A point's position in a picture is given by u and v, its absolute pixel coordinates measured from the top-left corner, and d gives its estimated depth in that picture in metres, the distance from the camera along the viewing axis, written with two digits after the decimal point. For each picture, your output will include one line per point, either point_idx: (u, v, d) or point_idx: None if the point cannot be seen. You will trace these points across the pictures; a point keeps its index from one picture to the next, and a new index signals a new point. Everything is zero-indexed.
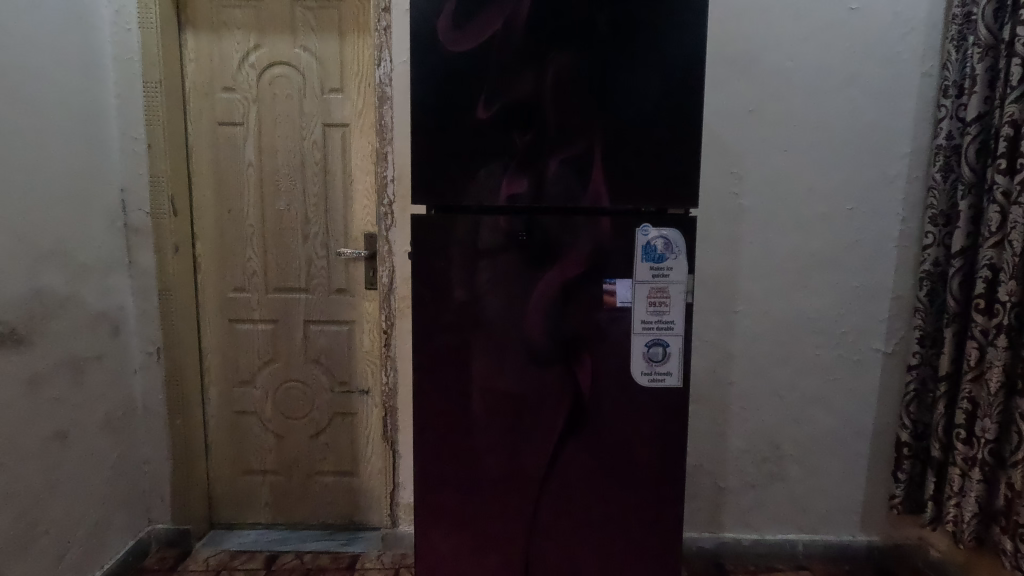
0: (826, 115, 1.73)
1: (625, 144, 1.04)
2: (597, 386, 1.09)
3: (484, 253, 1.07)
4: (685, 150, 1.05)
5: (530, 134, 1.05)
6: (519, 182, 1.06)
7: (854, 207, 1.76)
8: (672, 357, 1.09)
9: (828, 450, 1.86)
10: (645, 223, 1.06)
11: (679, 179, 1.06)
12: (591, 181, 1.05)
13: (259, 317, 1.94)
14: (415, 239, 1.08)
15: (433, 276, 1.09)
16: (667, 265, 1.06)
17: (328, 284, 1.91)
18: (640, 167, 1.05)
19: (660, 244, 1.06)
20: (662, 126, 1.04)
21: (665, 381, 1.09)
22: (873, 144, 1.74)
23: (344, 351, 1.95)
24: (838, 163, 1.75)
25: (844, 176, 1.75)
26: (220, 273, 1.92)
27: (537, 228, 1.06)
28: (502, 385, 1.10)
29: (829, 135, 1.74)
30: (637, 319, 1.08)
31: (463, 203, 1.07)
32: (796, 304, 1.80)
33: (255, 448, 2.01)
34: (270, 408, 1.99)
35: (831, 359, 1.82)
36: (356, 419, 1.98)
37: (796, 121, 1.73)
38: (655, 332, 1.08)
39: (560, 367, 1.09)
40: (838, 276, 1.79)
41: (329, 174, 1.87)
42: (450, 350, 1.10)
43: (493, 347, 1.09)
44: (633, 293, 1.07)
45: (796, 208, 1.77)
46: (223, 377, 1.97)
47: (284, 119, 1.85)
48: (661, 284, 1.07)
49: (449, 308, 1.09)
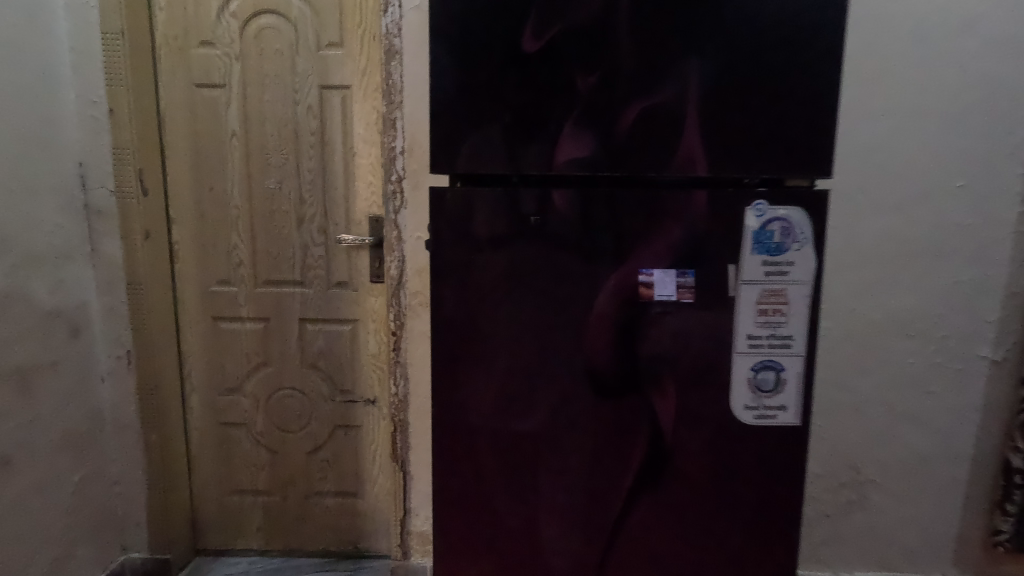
0: (933, 71, 1.40)
1: (731, 88, 0.74)
2: (684, 426, 0.80)
3: (529, 243, 0.77)
4: (818, 94, 0.74)
5: (598, 74, 0.74)
6: (580, 142, 0.75)
7: (964, 183, 1.44)
8: (787, 385, 0.79)
9: (918, 472, 1.55)
10: (759, 200, 0.75)
11: (806, 137, 0.75)
12: (682, 140, 0.75)
13: (247, 315, 1.66)
14: (434, 223, 0.79)
15: (458, 274, 0.79)
16: (786, 259, 0.76)
17: (327, 277, 1.63)
18: (752, 120, 0.75)
19: (778, 230, 0.75)
20: (785, 61, 0.74)
21: (776, 418, 0.80)
22: (991, 107, 1.41)
23: (345, 356, 1.67)
24: (946, 130, 1.42)
25: (951, 146, 1.43)
26: (201, 262, 1.64)
27: (605, 209, 0.76)
28: (553, 425, 0.81)
29: (935, 97, 1.41)
30: (741, 334, 0.78)
31: (502, 171, 0.77)
32: (887, 303, 1.49)
33: (244, 465, 1.74)
34: (261, 420, 1.71)
35: (927, 368, 1.51)
36: (361, 433, 1.71)
37: (897, 80, 1.41)
38: (766, 351, 0.78)
39: (633, 399, 0.80)
40: (939, 266, 1.47)
41: (327, 147, 1.57)
42: (481, 374, 0.81)
43: (540, 372, 0.80)
44: (737, 298, 0.77)
45: (892, 184, 1.45)
46: (206, 384, 1.70)
47: (273, 80, 1.55)
48: (777, 285, 0.76)
49: (480, 317, 0.80)
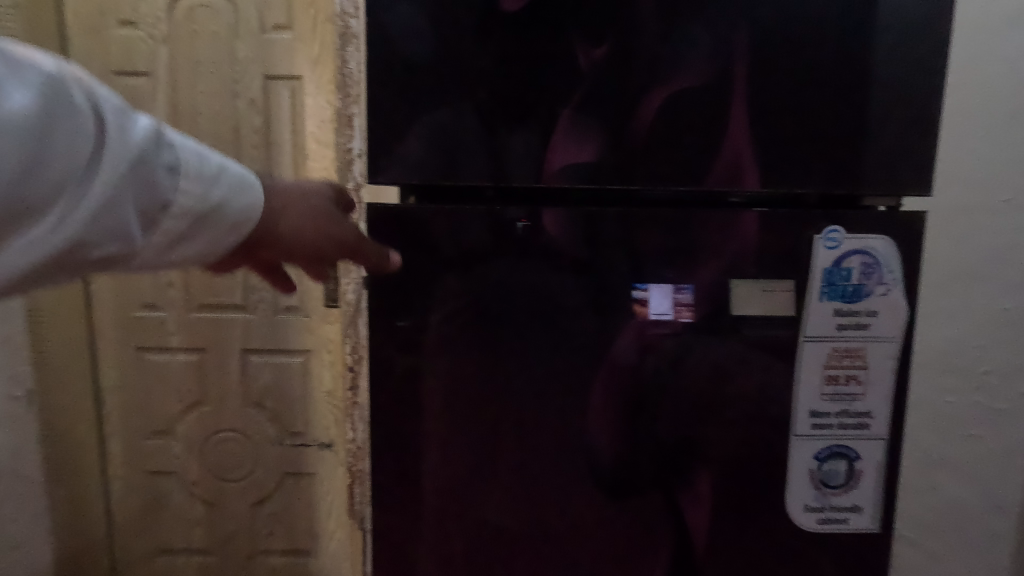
0: None
1: (793, 68, 0.53)
2: (723, 536, 0.58)
3: (510, 286, 0.55)
4: (912, 80, 0.53)
5: (609, 45, 0.52)
6: (582, 143, 0.53)
7: (1012, 199, 1.04)
8: (863, 479, 0.58)
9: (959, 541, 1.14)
10: (832, 226, 0.54)
11: (896, 140, 0.54)
12: (725, 142, 0.53)
13: (179, 345, 1.41)
14: (372, 256, 0.55)
15: (407, 330, 0.56)
16: (866, 308, 0.55)
17: (274, 300, 1.38)
18: (823, 115, 0.53)
19: (855, 269, 0.54)
20: (870, 33, 0.53)
21: (846, 523, 0.58)
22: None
23: (295, 392, 1.42)
24: (992, 129, 1.03)
25: (996, 151, 1.03)
26: (122, 283, 1.39)
27: (617, 238, 0.54)
28: (542, 537, 0.58)
29: (990, 81, 1.02)
30: (802, 410, 0.57)
31: (470, 181, 0.54)
32: (980, 342, 1.08)
33: (175, 519, 1.48)
34: (196, 467, 1.46)
35: None
36: (314, 481, 1.46)
37: (992, 39, 1.01)
38: (835, 434, 0.57)
39: (653, 502, 0.57)
40: (987, 293, 1.06)
41: (273, 148, 1.33)
42: (440, 469, 0.58)
43: (524, 464, 0.57)
44: (798, 360, 0.56)
45: (987, 185, 1.04)
46: (131, 424, 1.45)
47: (207, 68, 1.31)
48: (852, 344, 0.56)
49: (439, 388, 0.56)
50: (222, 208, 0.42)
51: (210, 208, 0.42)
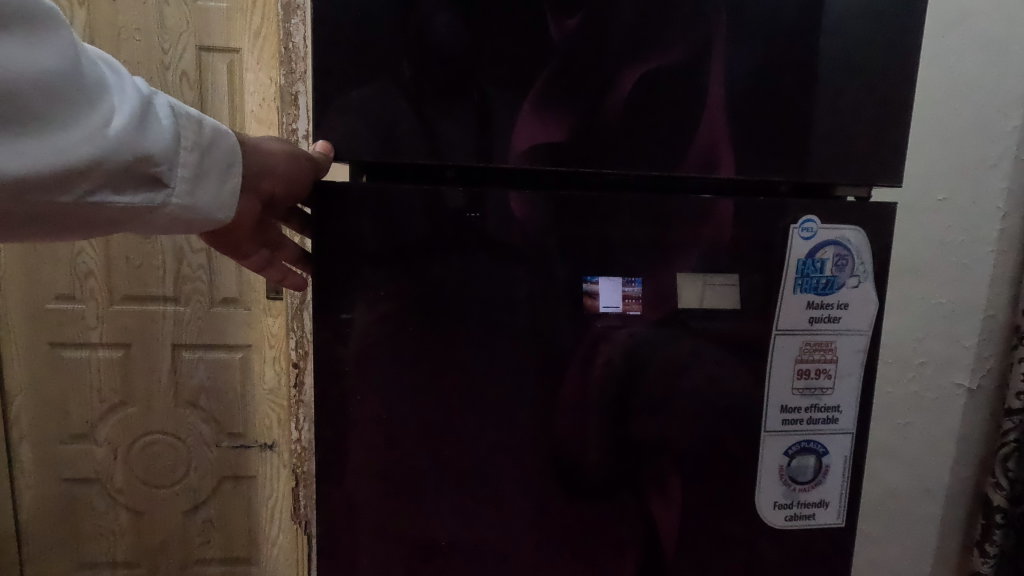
0: (990, 31, 1.04)
1: (768, 51, 0.50)
2: (693, 539, 0.56)
3: (473, 276, 0.50)
4: (885, 71, 0.52)
5: (582, 15, 0.48)
6: (554, 122, 0.49)
7: (946, 198, 1.08)
8: (831, 473, 0.58)
9: (896, 519, 1.18)
10: (809, 216, 0.53)
11: (867, 127, 0.53)
12: (702, 126, 0.51)
13: (100, 340, 1.28)
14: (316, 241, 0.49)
15: (358, 325, 0.50)
16: (838, 300, 0.55)
17: (209, 292, 1.28)
18: (799, 99, 0.51)
19: (829, 260, 0.54)
20: (845, 15, 0.51)
21: (814, 517, 0.58)
22: (978, 109, 1.06)
23: (234, 390, 1.32)
24: (931, 132, 1.06)
25: (933, 153, 1.07)
26: (33, 271, 1.25)
27: (590, 225, 0.50)
28: (505, 547, 0.54)
29: (942, 81, 1.05)
30: (773, 405, 0.56)
31: (434, 160, 0.49)
32: (921, 335, 1.12)
33: (98, 531, 1.35)
34: (121, 473, 1.34)
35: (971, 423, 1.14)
36: (255, 485, 1.36)
37: (942, 39, 1.04)
38: (805, 428, 0.57)
39: (621, 505, 0.55)
40: (921, 287, 1.10)
41: None
42: (394, 479, 0.52)
43: (489, 471, 0.53)
44: (772, 354, 0.55)
45: (933, 182, 1.08)
46: (43, 428, 1.31)
47: (132, 35, 1.18)
48: (823, 336, 0.55)
49: (392, 389, 0.51)
50: (220, 139, 0.43)
51: (211, 138, 0.42)
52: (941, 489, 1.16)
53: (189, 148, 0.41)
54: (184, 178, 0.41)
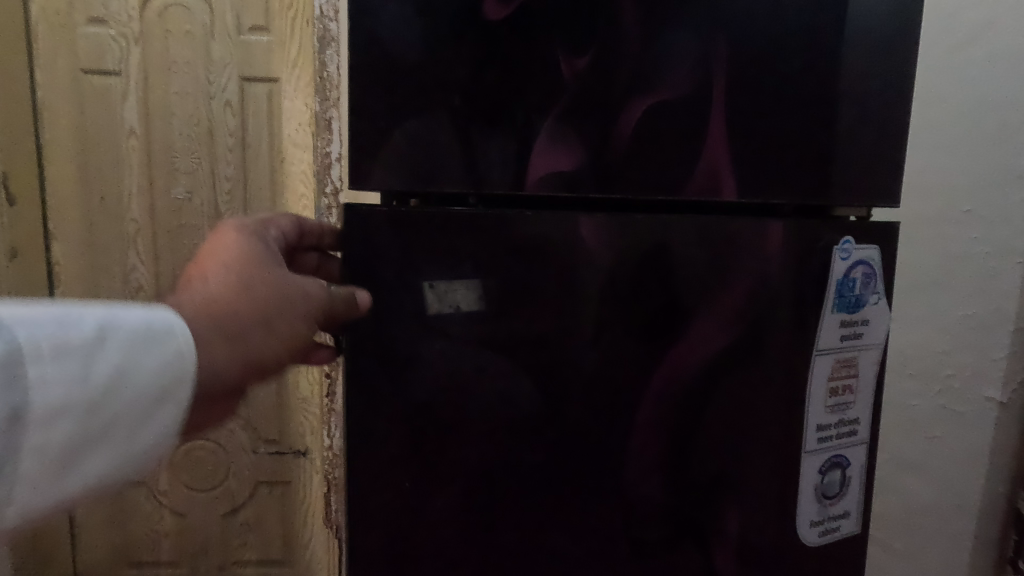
0: (1009, 46, 1.04)
1: (765, 81, 0.54)
2: (724, 542, 0.59)
3: (542, 297, 0.54)
4: (879, 98, 0.56)
5: (590, 56, 0.52)
6: (566, 152, 0.53)
7: (971, 210, 1.08)
8: (852, 485, 0.62)
9: (927, 536, 1.16)
10: (847, 237, 0.57)
11: (864, 150, 0.56)
12: (704, 154, 0.54)
13: None
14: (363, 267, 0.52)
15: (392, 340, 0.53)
16: (863, 317, 0.59)
17: None
18: (799, 125, 0.55)
19: (860, 279, 0.58)
20: (841, 48, 0.54)
21: (838, 528, 0.62)
22: (1000, 120, 1.06)
23: (269, 398, 1.40)
24: (951, 148, 1.07)
25: (955, 164, 1.07)
26: (89, 286, 1.35)
27: (650, 242, 0.55)
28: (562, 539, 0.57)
29: (961, 98, 1.06)
30: (814, 418, 0.59)
31: (486, 187, 0.53)
32: (962, 351, 1.11)
33: (144, 531, 1.43)
34: (166, 477, 1.42)
35: (1002, 439, 1.12)
36: (289, 489, 1.43)
37: (962, 55, 1.05)
38: (834, 445, 0.60)
39: (666, 503, 0.58)
40: (946, 300, 1.11)
41: (249, 150, 1.30)
42: (417, 489, 0.55)
43: (513, 481, 0.56)
44: (810, 373, 0.59)
45: (954, 197, 1.08)
46: None
47: (181, 68, 1.28)
48: (850, 353, 0.60)
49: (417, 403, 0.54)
50: (128, 378, 0.42)
51: (116, 388, 0.41)
52: (974, 507, 1.14)
53: (97, 417, 0.41)
54: (108, 439, 0.41)
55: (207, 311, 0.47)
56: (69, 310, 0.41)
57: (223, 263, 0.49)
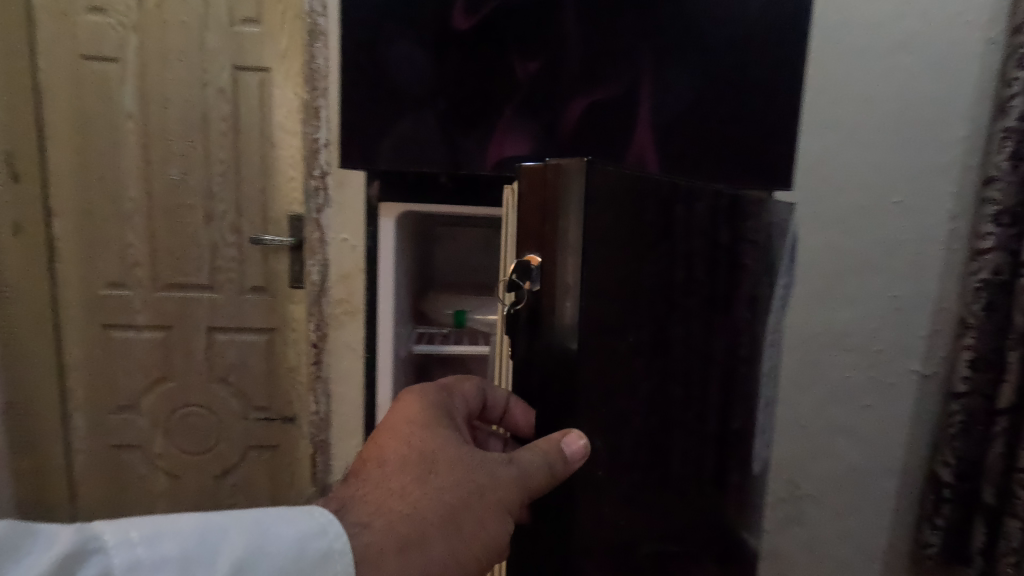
0: (923, 56, 1.18)
1: (682, 85, 0.66)
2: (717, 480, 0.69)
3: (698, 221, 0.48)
4: (778, 100, 0.68)
5: (540, 60, 0.64)
6: (520, 138, 0.65)
7: (901, 200, 1.22)
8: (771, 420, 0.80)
9: (857, 492, 1.31)
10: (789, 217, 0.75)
11: (768, 143, 0.68)
12: (631, 144, 0.66)
13: (144, 322, 1.46)
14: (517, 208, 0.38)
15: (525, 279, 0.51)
16: (787, 284, 0.77)
17: (240, 280, 1.45)
18: (716, 121, 0.67)
19: (789, 251, 0.75)
20: (748, 57, 0.66)
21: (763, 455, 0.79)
22: (918, 122, 1.20)
23: (259, 368, 1.49)
24: (877, 144, 1.21)
25: (888, 158, 1.21)
26: (87, 262, 1.43)
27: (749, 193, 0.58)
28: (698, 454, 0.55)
29: (882, 101, 1.20)
30: (763, 366, 0.73)
31: (456, 169, 0.65)
32: (889, 327, 1.26)
33: (139, 493, 1.53)
34: (161, 441, 1.51)
35: (919, 407, 1.27)
36: (277, 454, 1.53)
37: (885, 63, 1.18)
38: (768, 387, 0.77)
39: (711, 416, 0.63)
40: (876, 281, 1.25)
41: (242, 135, 1.39)
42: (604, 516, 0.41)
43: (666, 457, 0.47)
44: (767, 329, 0.73)
45: (878, 188, 1.22)
46: (94, 401, 1.49)
47: (177, 56, 1.36)
48: (780, 313, 0.76)
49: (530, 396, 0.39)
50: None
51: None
52: (896, 466, 1.29)
53: None
54: None
55: (378, 505, 0.40)
56: (215, 528, 0.32)
57: (404, 445, 0.44)
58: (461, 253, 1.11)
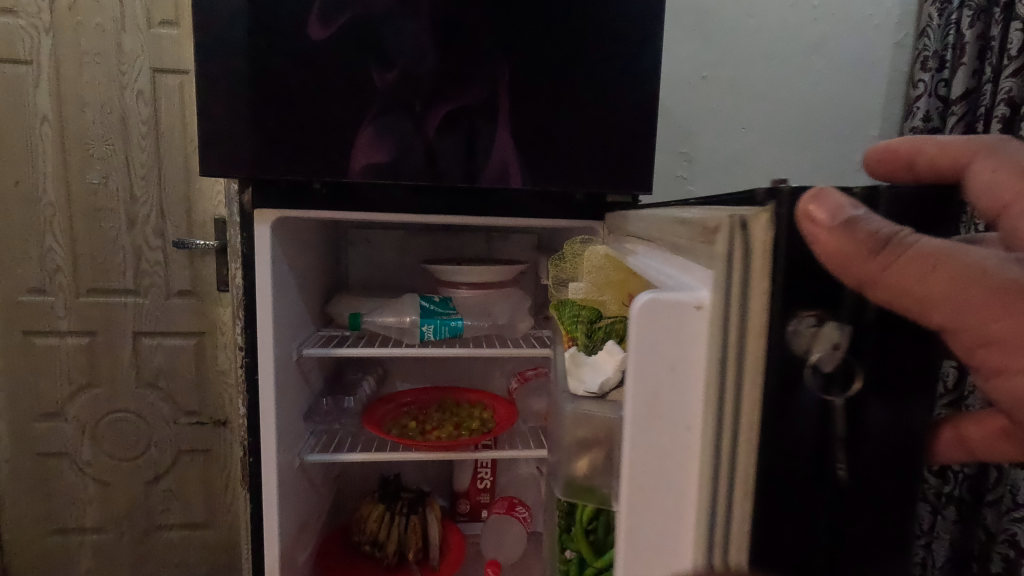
0: (829, 58, 1.22)
1: (541, 93, 0.68)
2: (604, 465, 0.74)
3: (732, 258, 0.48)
4: (641, 107, 0.70)
5: (398, 69, 0.65)
6: (383, 146, 0.67)
7: None
8: None
9: None
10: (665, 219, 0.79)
11: (635, 148, 0.70)
12: (492, 151, 0.69)
13: (68, 328, 1.44)
14: (788, 276, 0.32)
15: (704, 302, 0.36)
16: None
17: (166, 285, 1.44)
18: (580, 128, 0.69)
19: None
20: (608, 67, 0.68)
21: None
22: (823, 123, 1.24)
23: (189, 372, 1.49)
24: (787, 144, 1.25)
25: (799, 158, 1.25)
26: (5, 269, 1.40)
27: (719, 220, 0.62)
28: None
29: (791, 103, 1.23)
30: None
31: (318, 176, 0.67)
32: None
33: (68, 501, 1.52)
34: (89, 449, 1.50)
35: None
36: (209, 457, 1.53)
37: (793, 65, 1.22)
38: None
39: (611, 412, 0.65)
40: None
41: (163, 139, 1.38)
42: None
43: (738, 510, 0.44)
44: None
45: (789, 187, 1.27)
46: (17, 410, 1.46)
47: (92, 58, 1.34)
48: None
49: (807, 483, 0.34)
50: None
51: None
52: None
53: None
54: None
55: None
56: None
57: None
58: (375, 254, 1.11)
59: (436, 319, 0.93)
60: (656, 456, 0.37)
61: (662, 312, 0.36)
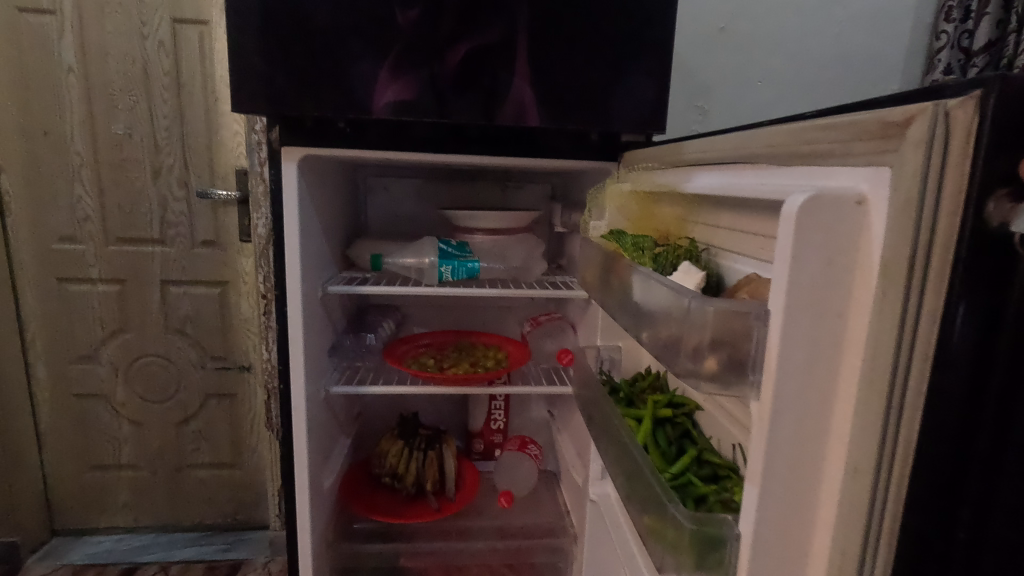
0: (851, 7, 1.20)
1: (560, 31, 0.69)
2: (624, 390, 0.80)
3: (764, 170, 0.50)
4: (659, 46, 0.71)
5: (421, 7, 0.67)
6: (406, 84, 0.69)
7: None
8: None
9: None
10: None
11: (651, 87, 0.72)
12: (510, 90, 0.71)
13: (99, 275, 1.50)
14: (998, 176, 0.26)
15: (866, 197, 0.32)
16: None
17: (191, 234, 1.49)
18: (598, 67, 0.71)
19: None
20: (628, 5, 0.69)
21: None
22: (844, 74, 1.23)
23: (215, 320, 1.55)
24: (806, 96, 1.24)
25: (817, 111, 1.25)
26: (38, 217, 1.45)
27: None
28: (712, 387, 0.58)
29: (811, 52, 1.22)
30: None
31: (346, 114, 0.69)
32: None
33: (105, 439, 1.61)
34: (122, 391, 1.58)
35: None
36: (236, 401, 1.61)
37: (815, 13, 1.20)
38: None
39: None
40: None
41: (185, 89, 1.40)
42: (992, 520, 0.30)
43: None
44: None
45: None
46: (54, 352, 1.54)
47: (114, 8, 1.35)
48: None
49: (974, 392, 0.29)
50: None
51: None
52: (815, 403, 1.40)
53: None
54: None
55: None
56: None
57: None
58: (395, 202, 1.14)
59: (453, 261, 0.96)
60: (802, 375, 0.34)
61: (821, 206, 0.32)
